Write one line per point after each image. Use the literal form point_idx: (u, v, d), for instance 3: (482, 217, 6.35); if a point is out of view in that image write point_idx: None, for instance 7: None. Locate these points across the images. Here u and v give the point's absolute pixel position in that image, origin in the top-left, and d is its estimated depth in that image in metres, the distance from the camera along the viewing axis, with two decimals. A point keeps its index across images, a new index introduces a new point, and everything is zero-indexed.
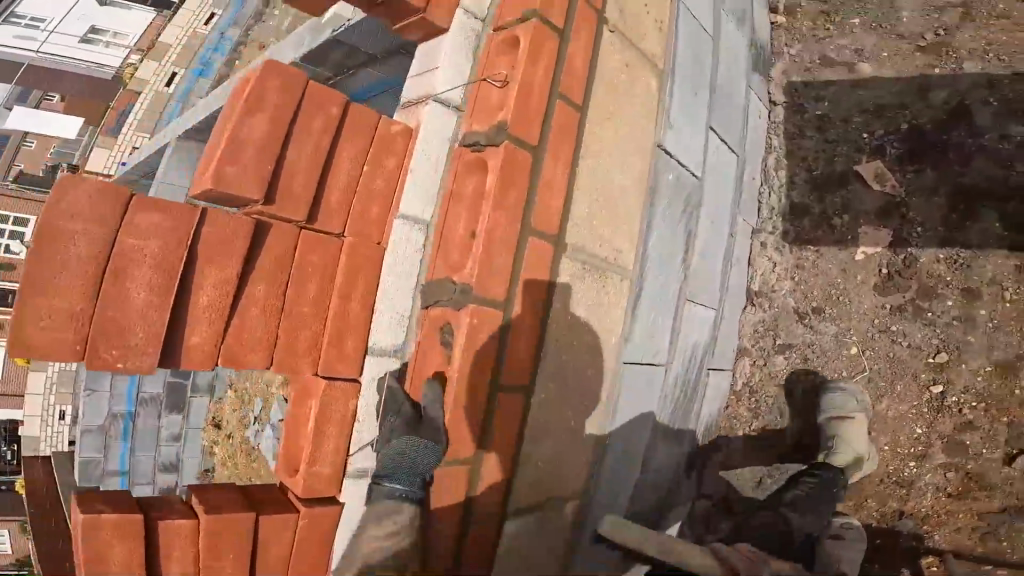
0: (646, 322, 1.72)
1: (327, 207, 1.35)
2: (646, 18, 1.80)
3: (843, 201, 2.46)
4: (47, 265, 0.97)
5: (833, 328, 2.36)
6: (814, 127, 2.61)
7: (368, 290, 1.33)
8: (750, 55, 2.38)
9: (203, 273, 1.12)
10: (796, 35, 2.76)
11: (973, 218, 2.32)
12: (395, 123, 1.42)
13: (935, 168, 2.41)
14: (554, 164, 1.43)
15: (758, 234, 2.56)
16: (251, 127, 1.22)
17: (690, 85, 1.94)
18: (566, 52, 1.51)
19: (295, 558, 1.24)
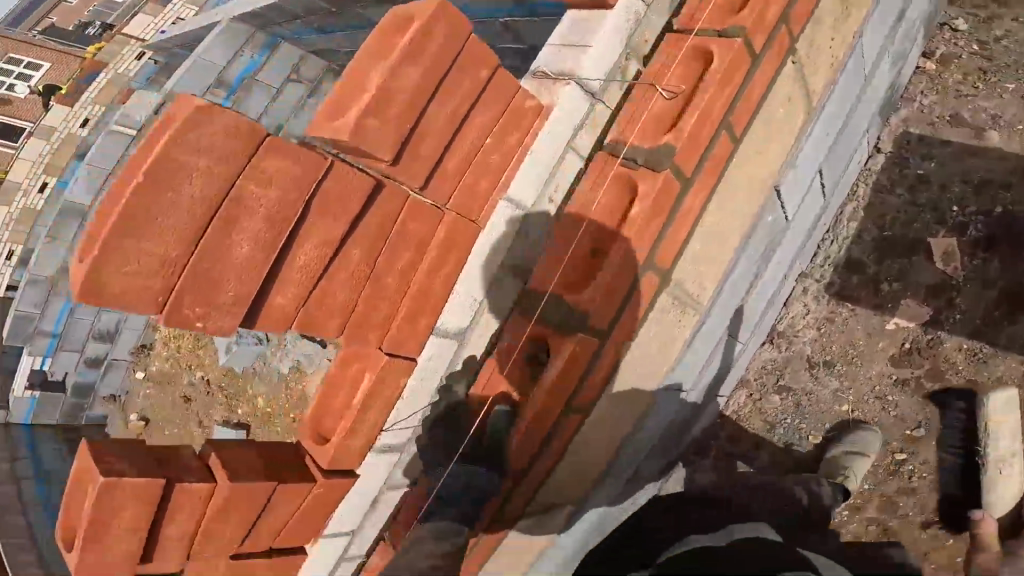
0: (697, 353, 1.78)
1: (443, 173, 1.25)
2: (826, 53, 1.60)
3: (900, 269, 2.46)
4: (160, 198, 0.92)
5: (835, 383, 2.48)
6: (907, 186, 2.53)
7: (455, 267, 1.33)
8: (885, 97, 2.24)
9: (310, 229, 1.10)
10: (937, 85, 2.57)
11: (1012, 320, 2.33)
12: (531, 97, 1.31)
13: (1002, 262, 2.37)
14: (697, 196, 1.38)
15: (805, 279, 2.55)
16: (406, 79, 1.09)
17: (828, 123, 1.79)
18: (753, 81, 1.37)
19: (299, 517, 1.37)
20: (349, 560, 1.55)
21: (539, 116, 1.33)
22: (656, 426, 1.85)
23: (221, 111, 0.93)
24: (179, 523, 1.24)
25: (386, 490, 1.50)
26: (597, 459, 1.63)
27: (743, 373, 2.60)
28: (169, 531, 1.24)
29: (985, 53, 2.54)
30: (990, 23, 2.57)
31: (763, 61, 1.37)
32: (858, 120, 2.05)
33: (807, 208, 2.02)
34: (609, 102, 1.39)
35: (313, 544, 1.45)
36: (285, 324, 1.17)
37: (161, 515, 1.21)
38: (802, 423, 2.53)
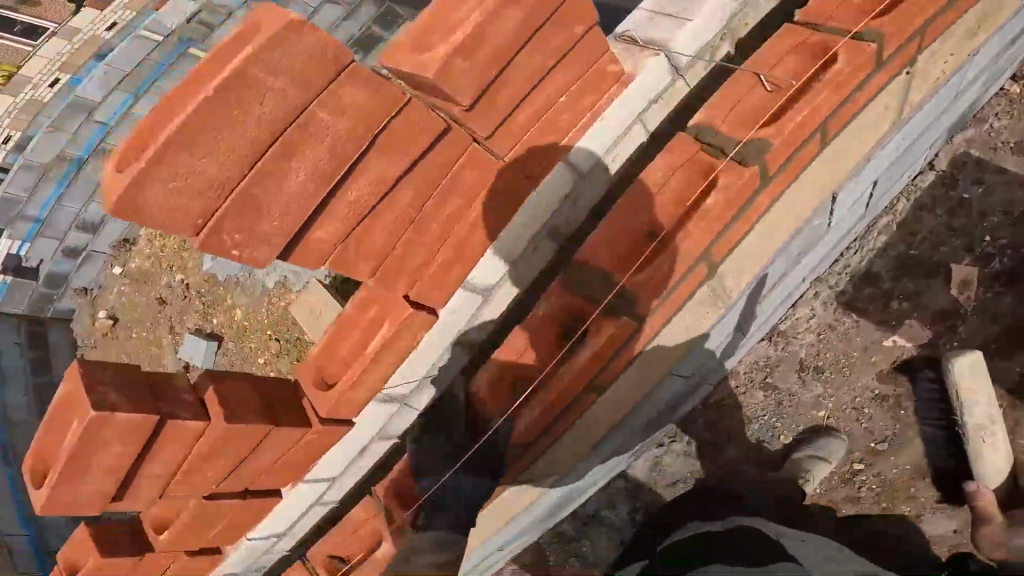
0: (712, 342, 1.80)
1: (511, 126, 1.14)
2: (939, 68, 1.51)
3: (914, 289, 2.49)
4: (223, 113, 0.83)
5: (819, 389, 2.62)
6: (947, 208, 2.47)
7: (496, 224, 1.24)
8: (959, 115, 2.20)
9: (368, 163, 0.98)
10: (1014, 110, 2.47)
11: (1006, 356, 2.44)
12: (616, 63, 1.21)
13: (1016, 299, 2.41)
14: (769, 196, 1.30)
15: (820, 284, 2.57)
16: (504, 24, 1.00)
17: (905, 136, 1.74)
18: (865, 87, 1.26)
19: (287, 454, 1.60)
20: (322, 504, 1.88)
21: (616, 84, 1.25)
22: (654, 403, 1.91)
23: (311, 30, 0.83)
24: (167, 447, 1.43)
25: (376, 439, 1.72)
26: (596, 430, 1.67)
27: (735, 364, 2.70)
28: (160, 454, 1.44)
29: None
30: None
31: (885, 68, 1.26)
32: (925, 141, 2.02)
33: (850, 217, 2.01)
34: (691, 80, 1.35)
35: (292, 486, 1.73)
36: (320, 261, 1.10)
37: (153, 442, 1.41)
38: (778, 421, 2.70)
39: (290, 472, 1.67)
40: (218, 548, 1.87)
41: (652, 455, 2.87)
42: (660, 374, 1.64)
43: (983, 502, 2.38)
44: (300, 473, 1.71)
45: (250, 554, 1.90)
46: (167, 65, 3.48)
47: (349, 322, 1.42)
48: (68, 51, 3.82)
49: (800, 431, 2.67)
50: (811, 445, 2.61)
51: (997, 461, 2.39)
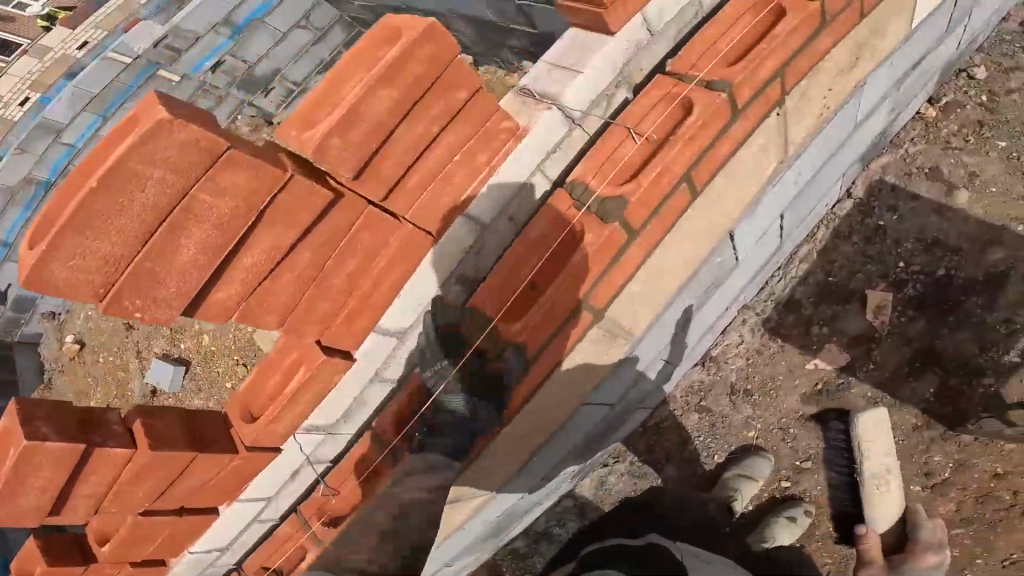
0: (625, 372, 1.91)
1: (403, 187, 1.21)
2: (817, 103, 1.52)
3: (832, 314, 2.66)
4: (110, 200, 0.91)
5: (748, 411, 2.80)
6: (863, 236, 2.62)
7: (401, 278, 1.34)
8: (872, 142, 2.27)
9: (260, 235, 1.09)
10: (928, 135, 2.60)
11: (917, 377, 2.61)
12: (509, 118, 1.25)
13: (928, 322, 2.57)
14: (638, 249, 1.33)
15: (747, 311, 2.72)
16: (378, 100, 1.04)
17: (799, 171, 1.79)
18: (724, 136, 1.29)
19: (216, 478, 1.67)
20: (261, 521, 1.90)
21: (514, 138, 1.28)
22: (575, 429, 2.03)
23: (181, 126, 0.89)
24: (95, 475, 1.49)
25: (310, 462, 1.78)
26: (511, 456, 1.82)
27: (672, 390, 2.85)
28: (91, 477, 1.49)
29: (990, 106, 2.56)
30: (1009, 74, 2.55)
31: (744, 114, 1.29)
32: (834, 167, 2.07)
33: (758, 252, 2.15)
34: (590, 129, 1.38)
35: (228, 505, 1.79)
36: (226, 318, 1.19)
37: (79, 472, 1.47)
38: (712, 442, 2.88)
39: (223, 494, 1.74)
40: (162, 559, 1.87)
41: (598, 474, 3.00)
42: (572, 405, 1.78)
43: (869, 546, 2.74)
44: (234, 493, 1.77)
45: (195, 565, 1.91)
46: (138, 87, 3.31)
47: (271, 366, 1.52)
48: (38, 69, 4.41)
49: (732, 452, 2.86)
50: (739, 462, 2.82)
51: (889, 508, 2.75)
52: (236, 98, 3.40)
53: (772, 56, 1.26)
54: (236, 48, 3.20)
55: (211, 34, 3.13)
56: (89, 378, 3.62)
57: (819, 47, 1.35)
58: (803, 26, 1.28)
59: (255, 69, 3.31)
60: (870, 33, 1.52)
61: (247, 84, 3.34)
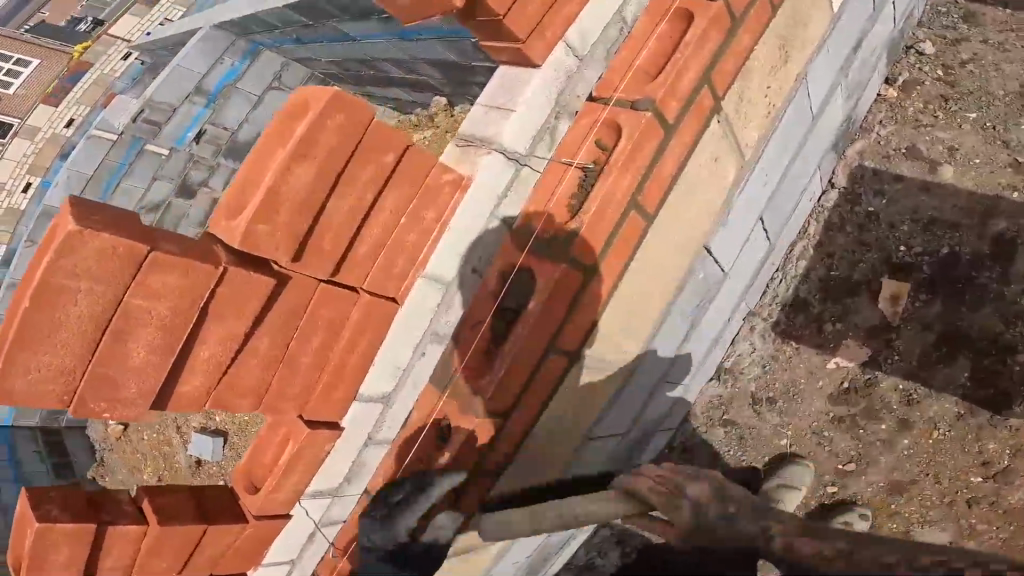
0: (626, 402, 1.87)
1: (353, 260, 1.23)
2: (760, 104, 1.53)
3: (842, 309, 2.57)
4: (47, 317, 0.94)
5: (776, 420, 2.66)
6: (856, 223, 2.56)
7: (372, 344, 1.35)
8: (839, 130, 2.25)
9: (212, 329, 1.10)
10: (896, 116, 2.61)
11: (947, 362, 2.46)
12: (450, 170, 1.27)
13: (943, 303, 2.46)
14: (602, 286, 1.32)
15: (753, 317, 2.66)
16: (296, 178, 1.07)
17: (765, 174, 1.76)
18: (660, 157, 1.30)
19: (233, 550, 1.60)
20: None
21: (462, 190, 1.30)
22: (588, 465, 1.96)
23: (91, 236, 0.92)
24: (112, 553, 1.47)
25: (322, 526, 1.68)
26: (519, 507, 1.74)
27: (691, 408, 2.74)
28: (107, 558, 1.48)
29: (949, 80, 2.60)
30: (957, 46, 2.65)
31: (679, 129, 1.30)
32: (804, 162, 2.04)
33: (746, 256, 2.09)
34: (538, 167, 1.34)
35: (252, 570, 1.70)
36: (199, 408, 1.20)
37: (99, 547, 1.45)
38: (744, 455, 2.72)
39: (248, 563, 1.66)
40: None
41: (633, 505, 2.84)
42: (572, 448, 1.69)
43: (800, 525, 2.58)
44: (259, 558, 1.69)
45: None
46: (128, 164, 3.25)
47: (266, 440, 1.50)
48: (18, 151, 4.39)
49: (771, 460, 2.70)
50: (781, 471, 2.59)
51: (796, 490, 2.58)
52: (227, 167, 3.40)
53: (689, 65, 1.27)
54: (213, 115, 3.20)
55: (187, 104, 3.12)
56: (137, 455, 3.56)
57: (739, 46, 1.36)
58: (716, 29, 1.29)
59: (238, 135, 3.32)
60: (792, 23, 1.53)
61: (232, 150, 3.34)
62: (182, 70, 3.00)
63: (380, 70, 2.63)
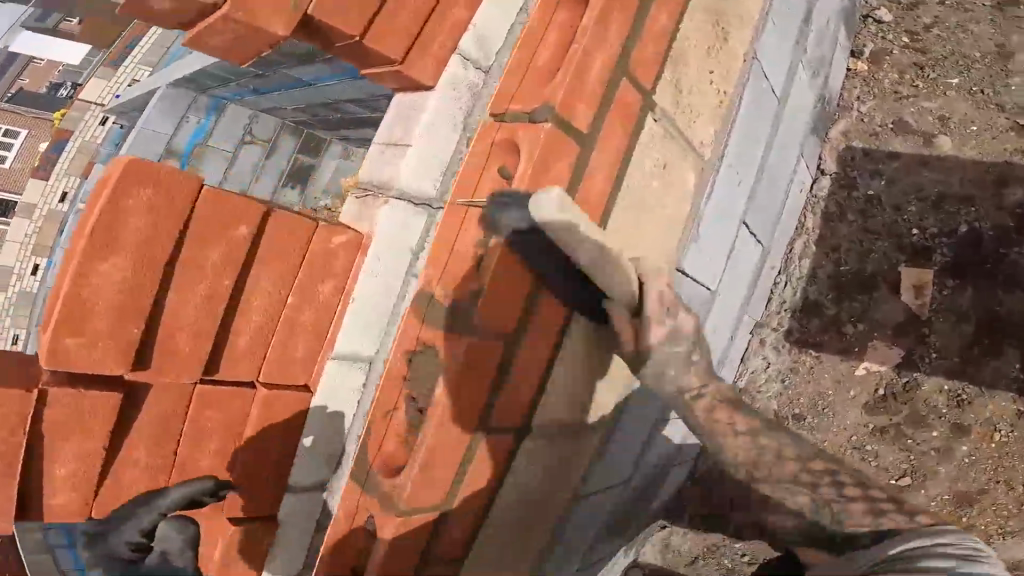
0: (621, 441, 1.69)
1: (232, 353, 1.15)
2: (708, 93, 1.34)
3: (861, 307, 2.28)
4: None
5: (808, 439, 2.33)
6: (858, 210, 2.29)
7: (287, 435, 1.24)
8: (814, 110, 2.11)
9: (54, 454, 0.99)
10: (873, 90, 2.38)
11: (994, 354, 2.16)
12: (339, 234, 1.21)
13: (977, 289, 2.16)
14: (539, 334, 1.17)
15: (761, 328, 2.36)
16: (105, 273, 0.96)
17: (736, 170, 1.58)
18: (583, 173, 1.09)
19: None
20: None
21: (359, 251, 1.25)
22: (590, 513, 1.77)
23: None
24: None
25: None
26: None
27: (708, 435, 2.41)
28: None
29: (918, 46, 2.36)
30: (916, 10, 2.38)
31: (599, 138, 1.10)
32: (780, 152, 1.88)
33: (733, 270, 1.88)
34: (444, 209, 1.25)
35: None
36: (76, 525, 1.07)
37: None
38: None
39: None
40: None
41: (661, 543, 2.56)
42: (561, 505, 1.55)
43: None
44: None
45: None
46: None
47: None
48: None
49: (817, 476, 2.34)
50: None
51: None
52: None
53: (592, 57, 1.06)
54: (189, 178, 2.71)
55: None
56: None
57: (655, 27, 1.17)
58: (618, 11, 1.09)
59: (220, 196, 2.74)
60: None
61: None
62: (149, 132, 2.67)
63: (345, 111, 2.18)
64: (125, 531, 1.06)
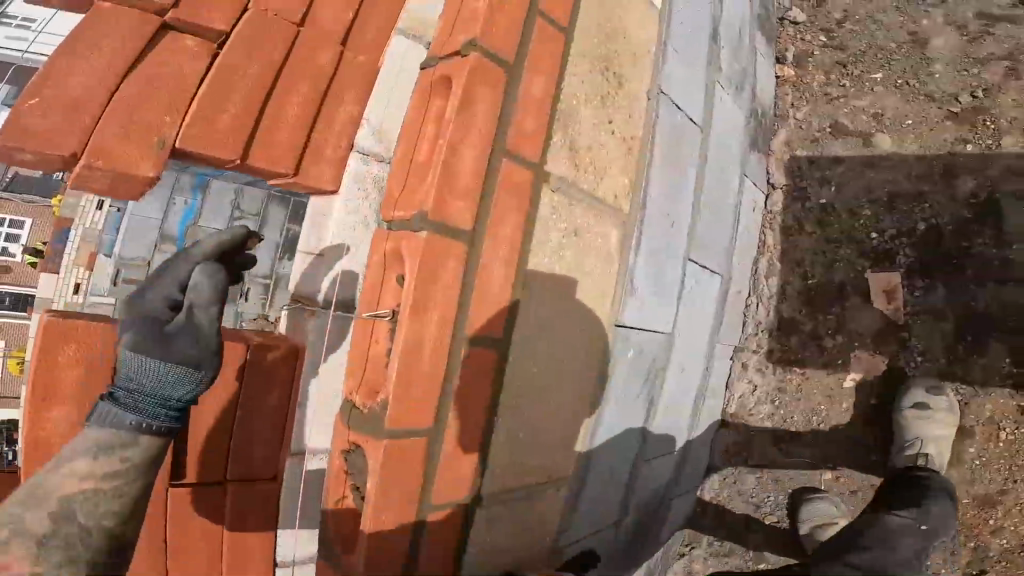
0: (597, 488, 1.69)
1: (195, 461, 1.39)
2: (611, 143, 1.44)
3: (837, 319, 2.19)
4: None
5: (809, 455, 2.24)
6: (815, 222, 2.23)
7: (263, 517, 1.50)
8: (749, 128, 2.18)
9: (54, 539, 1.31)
10: (806, 94, 2.42)
11: (981, 352, 2.09)
12: (272, 349, 1.43)
13: (948, 287, 2.09)
14: (466, 405, 1.21)
15: (742, 352, 2.29)
16: (54, 418, 1.26)
17: (666, 216, 1.67)
18: (476, 266, 1.14)
19: None
20: None
21: (299, 359, 1.48)
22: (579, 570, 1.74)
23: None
24: None
25: None
26: None
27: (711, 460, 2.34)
28: None
29: (836, 44, 2.46)
30: (827, 8, 2.52)
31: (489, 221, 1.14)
32: (716, 176, 1.95)
33: (687, 310, 1.88)
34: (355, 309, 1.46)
35: None
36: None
37: None
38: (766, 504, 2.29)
39: None
40: None
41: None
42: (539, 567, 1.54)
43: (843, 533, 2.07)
44: None
45: None
46: None
47: None
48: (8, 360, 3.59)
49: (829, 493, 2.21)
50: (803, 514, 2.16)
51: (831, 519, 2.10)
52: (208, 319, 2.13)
53: (461, 146, 1.09)
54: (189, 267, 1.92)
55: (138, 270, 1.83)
56: None
57: (531, 93, 1.22)
58: (482, 86, 1.13)
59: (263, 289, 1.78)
60: (604, 52, 1.47)
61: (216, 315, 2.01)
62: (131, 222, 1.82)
63: None
64: (157, 292, 1.27)
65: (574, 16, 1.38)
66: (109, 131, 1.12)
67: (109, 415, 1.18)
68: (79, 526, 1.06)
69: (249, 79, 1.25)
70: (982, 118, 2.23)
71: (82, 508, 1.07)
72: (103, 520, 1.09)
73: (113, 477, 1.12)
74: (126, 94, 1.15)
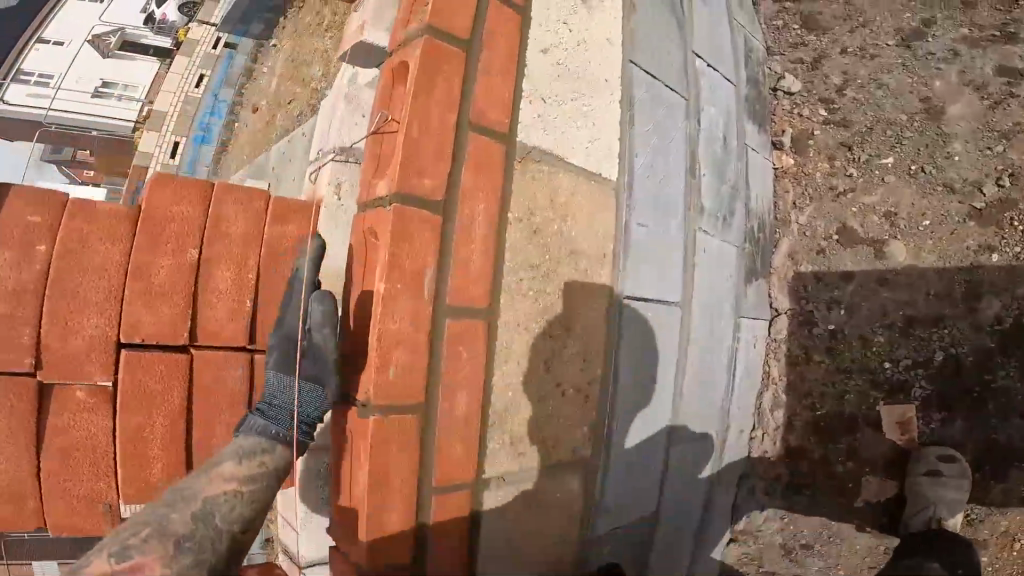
0: None
1: None
2: (546, 381, 1.33)
3: (849, 447, 2.05)
4: None
5: (820, 565, 2.08)
6: (825, 349, 2.07)
7: None
8: (744, 263, 1.96)
9: None
10: (809, 190, 2.16)
11: (1000, 476, 1.93)
12: None
13: (968, 420, 1.95)
14: None
15: (748, 479, 2.13)
16: None
17: (642, 417, 1.54)
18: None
19: None
20: None
21: None
22: None
23: None
24: None
25: None
26: None
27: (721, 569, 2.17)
28: None
29: (839, 120, 2.16)
30: (824, 75, 2.21)
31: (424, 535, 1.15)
32: (699, 328, 1.74)
33: (675, 487, 1.76)
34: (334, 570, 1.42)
35: None
36: None
37: None
38: None
39: None
40: None
41: None
42: None
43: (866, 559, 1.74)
44: None
45: None
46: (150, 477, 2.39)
47: None
48: None
49: None
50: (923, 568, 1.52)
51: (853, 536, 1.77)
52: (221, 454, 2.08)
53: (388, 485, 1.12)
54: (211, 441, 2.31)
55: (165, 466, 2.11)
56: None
57: (451, 414, 1.16)
58: (390, 450, 1.11)
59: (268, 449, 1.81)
60: (540, 289, 1.31)
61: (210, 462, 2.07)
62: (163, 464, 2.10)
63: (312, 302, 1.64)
64: (290, 311, 1.24)
65: (494, 278, 1.23)
66: (59, 510, 1.21)
67: (257, 425, 1.21)
68: (215, 528, 1.08)
69: (160, 428, 1.24)
70: (1009, 216, 1.94)
71: (221, 512, 1.10)
72: (233, 524, 1.11)
73: (254, 480, 1.15)
74: (53, 475, 1.18)
